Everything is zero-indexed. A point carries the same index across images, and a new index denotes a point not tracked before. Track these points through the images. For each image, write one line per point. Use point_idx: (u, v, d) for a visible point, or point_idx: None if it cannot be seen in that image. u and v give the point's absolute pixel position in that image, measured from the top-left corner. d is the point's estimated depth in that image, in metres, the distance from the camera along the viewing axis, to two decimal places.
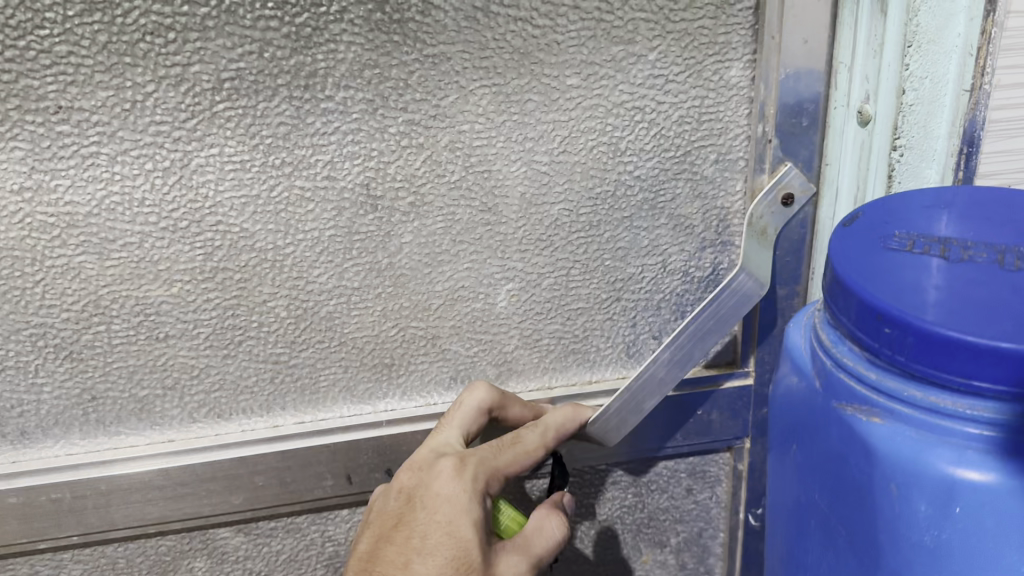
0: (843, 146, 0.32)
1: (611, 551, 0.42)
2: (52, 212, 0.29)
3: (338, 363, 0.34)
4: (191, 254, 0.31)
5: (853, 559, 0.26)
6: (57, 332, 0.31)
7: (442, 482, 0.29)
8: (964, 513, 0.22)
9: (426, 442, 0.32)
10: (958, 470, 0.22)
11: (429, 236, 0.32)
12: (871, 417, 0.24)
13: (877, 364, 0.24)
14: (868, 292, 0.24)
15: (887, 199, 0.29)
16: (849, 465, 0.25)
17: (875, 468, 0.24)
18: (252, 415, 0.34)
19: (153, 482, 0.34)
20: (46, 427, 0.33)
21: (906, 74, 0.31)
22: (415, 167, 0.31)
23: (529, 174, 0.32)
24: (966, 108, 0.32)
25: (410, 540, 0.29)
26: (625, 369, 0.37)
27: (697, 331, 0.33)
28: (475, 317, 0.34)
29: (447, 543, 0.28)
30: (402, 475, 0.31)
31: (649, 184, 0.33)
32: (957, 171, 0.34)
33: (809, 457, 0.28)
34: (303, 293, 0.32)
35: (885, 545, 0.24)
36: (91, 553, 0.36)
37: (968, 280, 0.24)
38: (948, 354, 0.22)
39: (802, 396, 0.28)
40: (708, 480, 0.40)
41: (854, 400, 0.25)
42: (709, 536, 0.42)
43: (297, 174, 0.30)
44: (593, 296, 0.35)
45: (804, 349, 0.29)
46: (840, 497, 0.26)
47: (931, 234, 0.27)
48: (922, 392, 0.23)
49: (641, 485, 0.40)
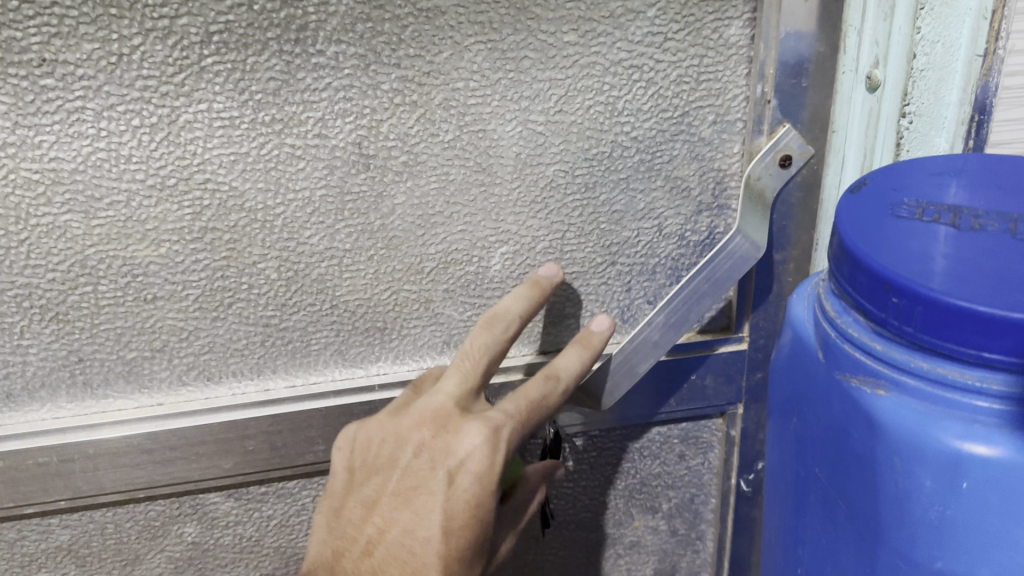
0: (850, 112, 0.32)
1: (604, 518, 0.42)
2: (36, 169, 0.28)
3: (330, 326, 0.34)
4: (179, 214, 0.30)
5: (854, 536, 0.26)
6: (43, 293, 0.30)
7: (473, 455, 0.29)
8: (970, 488, 0.22)
9: (450, 387, 0.31)
10: (965, 445, 0.22)
11: (422, 196, 0.32)
12: (877, 389, 0.24)
13: (884, 335, 0.24)
14: (879, 263, 0.23)
15: (894, 167, 0.29)
16: (851, 437, 0.25)
17: (878, 440, 0.24)
18: (243, 378, 0.34)
19: (143, 446, 0.33)
20: (33, 390, 0.33)
21: (917, 38, 0.31)
22: (408, 125, 0.30)
23: (524, 134, 0.31)
24: (978, 75, 0.32)
25: (427, 511, 0.29)
26: (619, 335, 0.37)
27: (691, 293, 0.32)
28: (469, 280, 0.34)
29: (468, 523, 0.29)
30: (421, 428, 0.30)
31: (646, 145, 0.32)
32: (967, 137, 0.33)
33: (812, 430, 0.27)
34: (294, 255, 0.32)
35: (889, 522, 0.24)
36: (78, 518, 0.36)
37: (978, 251, 0.24)
38: (961, 325, 0.21)
39: (804, 364, 0.28)
40: (701, 446, 0.41)
41: (859, 371, 0.25)
42: (701, 502, 0.42)
43: (287, 131, 0.29)
44: (588, 260, 0.34)
45: (807, 319, 0.28)
46: (842, 471, 0.26)
47: (940, 203, 0.26)
48: (930, 363, 0.23)
49: (634, 450, 0.40)
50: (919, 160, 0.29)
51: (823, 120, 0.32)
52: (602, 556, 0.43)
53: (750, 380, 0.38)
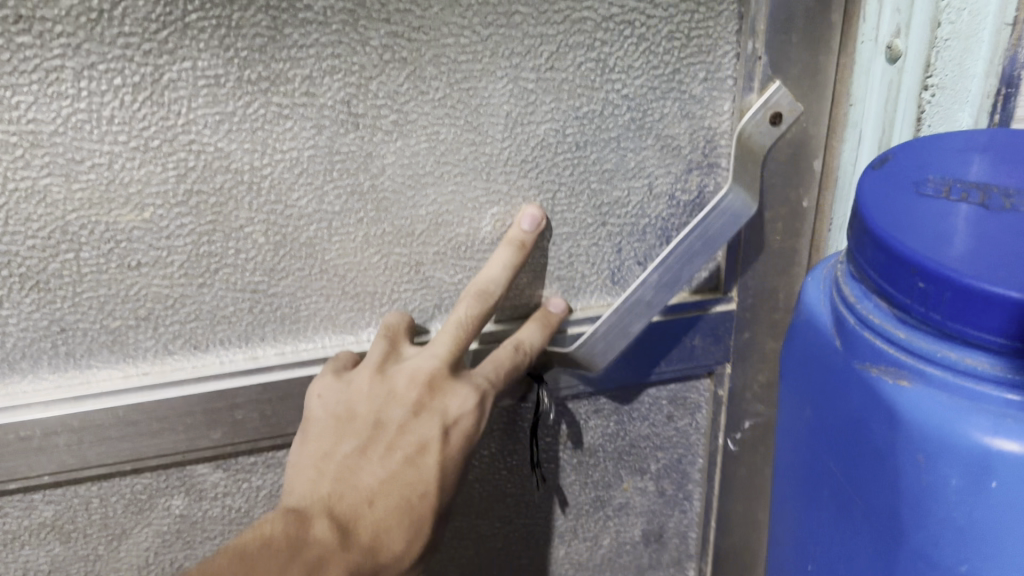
0: (871, 83, 0.33)
1: (595, 482, 0.42)
2: (13, 131, 0.27)
3: (319, 292, 0.33)
4: (163, 176, 0.29)
5: (873, 529, 0.26)
6: (22, 262, 0.29)
7: (464, 415, 0.32)
8: (1000, 486, 0.22)
9: (442, 351, 0.32)
10: (992, 439, 0.22)
11: (411, 156, 0.31)
12: (900, 380, 0.24)
13: (907, 323, 0.24)
14: (903, 247, 0.23)
15: (916, 145, 0.29)
16: (871, 429, 0.25)
17: (902, 433, 0.24)
18: (231, 346, 0.33)
19: (129, 418, 0.32)
20: (12, 362, 0.31)
21: (941, 7, 0.32)
22: (397, 83, 0.30)
23: (515, 92, 0.31)
24: (1006, 45, 0.33)
25: (418, 466, 0.31)
26: (608, 297, 0.37)
27: (685, 253, 0.32)
28: (459, 243, 0.34)
29: (451, 473, 0.32)
30: (416, 389, 0.31)
31: (637, 103, 0.32)
32: (992, 112, 0.35)
33: (828, 420, 0.28)
34: (282, 218, 0.31)
35: (911, 517, 0.24)
36: (63, 493, 0.35)
37: (1005, 234, 0.24)
38: (987, 313, 0.21)
39: (820, 352, 0.28)
40: (689, 406, 0.41)
41: (880, 360, 0.25)
42: (688, 465, 0.43)
43: (275, 90, 0.28)
44: (578, 221, 0.34)
45: (823, 306, 0.29)
46: (862, 463, 0.26)
47: (965, 182, 0.26)
48: (956, 352, 0.23)
49: (623, 412, 0.40)
50: (938, 138, 0.29)
51: (839, 94, 0.33)
52: (592, 522, 0.43)
53: (738, 338, 0.38)
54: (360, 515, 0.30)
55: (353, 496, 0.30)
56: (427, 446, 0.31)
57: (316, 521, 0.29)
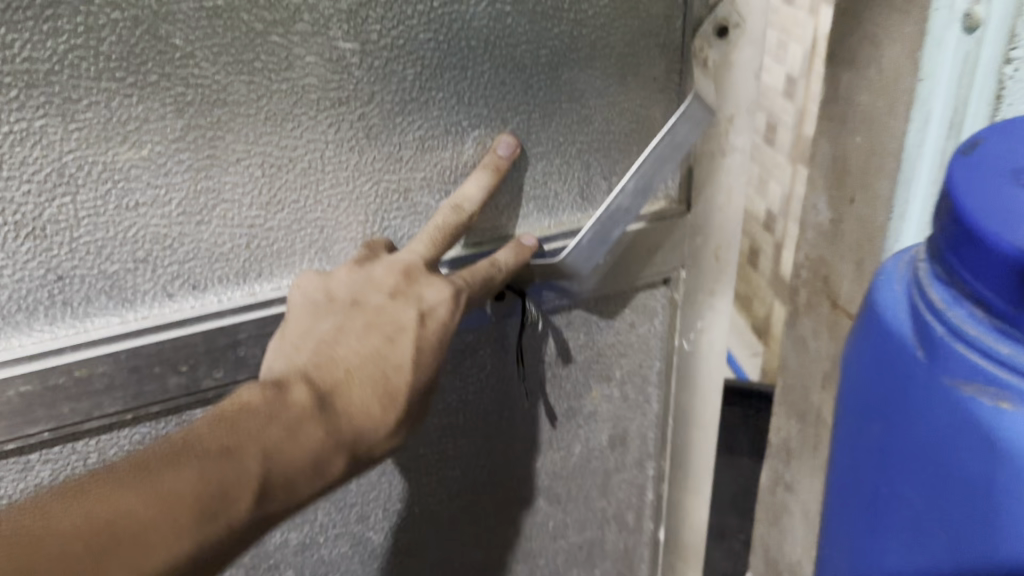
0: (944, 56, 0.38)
1: (566, 393, 0.44)
2: (7, 71, 0.26)
3: (314, 225, 0.34)
4: (161, 112, 0.29)
5: (957, 535, 0.28)
6: (16, 209, 0.29)
7: (439, 307, 0.32)
8: None
9: (419, 247, 0.33)
10: None
11: (399, 82, 0.32)
12: (999, 402, 0.26)
13: (1012, 337, 0.26)
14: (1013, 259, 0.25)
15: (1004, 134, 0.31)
16: (967, 446, 0.27)
17: (996, 465, 0.26)
18: (228, 285, 0.34)
19: (132, 365, 0.32)
20: (5, 317, 0.30)
21: None
22: (385, 8, 0.31)
23: (493, 15, 0.32)
24: None
25: (393, 351, 0.31)
26: (580, 213, 0.39)
27: (657, 157, 0.35)
28: (444, 167, 0.35)
29: (426, 367, 0.32)
30: (392, 273, 0.32)
31: (602, 24, 0.34)
32: None
33: (913, 424, 0.30)
34: (277, 151, 0.31)
35: (1001, 531, 0.26)
36: (60, 451, 0.33)
37: None
38: None
39: (909, 358, 0.30)
40: (648, 312, 0.44)
41: (978, 373, 0.27)
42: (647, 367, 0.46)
43: (270, 19, 0.29)
44: (552, 140, 0.36)
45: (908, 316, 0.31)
46: (953, 478, 0.28)
47: None
48: None
49: (592, 322, 0.43)
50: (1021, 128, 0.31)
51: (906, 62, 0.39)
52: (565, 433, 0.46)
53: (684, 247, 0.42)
54: (340, 385, 0.30)
55: (330, 368, 0.30)
56: (407, 328, 0.32)
57: (292, 385, 0.29)
